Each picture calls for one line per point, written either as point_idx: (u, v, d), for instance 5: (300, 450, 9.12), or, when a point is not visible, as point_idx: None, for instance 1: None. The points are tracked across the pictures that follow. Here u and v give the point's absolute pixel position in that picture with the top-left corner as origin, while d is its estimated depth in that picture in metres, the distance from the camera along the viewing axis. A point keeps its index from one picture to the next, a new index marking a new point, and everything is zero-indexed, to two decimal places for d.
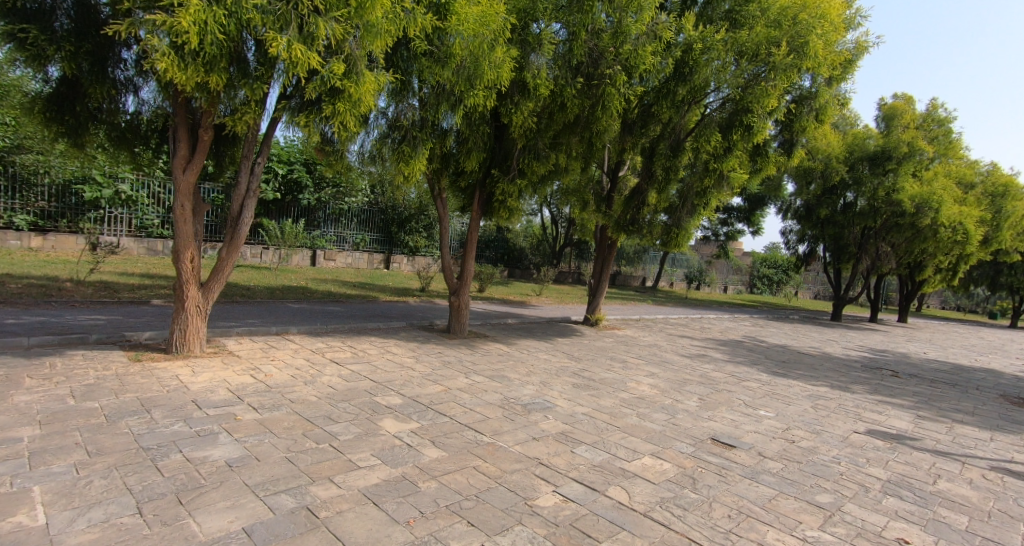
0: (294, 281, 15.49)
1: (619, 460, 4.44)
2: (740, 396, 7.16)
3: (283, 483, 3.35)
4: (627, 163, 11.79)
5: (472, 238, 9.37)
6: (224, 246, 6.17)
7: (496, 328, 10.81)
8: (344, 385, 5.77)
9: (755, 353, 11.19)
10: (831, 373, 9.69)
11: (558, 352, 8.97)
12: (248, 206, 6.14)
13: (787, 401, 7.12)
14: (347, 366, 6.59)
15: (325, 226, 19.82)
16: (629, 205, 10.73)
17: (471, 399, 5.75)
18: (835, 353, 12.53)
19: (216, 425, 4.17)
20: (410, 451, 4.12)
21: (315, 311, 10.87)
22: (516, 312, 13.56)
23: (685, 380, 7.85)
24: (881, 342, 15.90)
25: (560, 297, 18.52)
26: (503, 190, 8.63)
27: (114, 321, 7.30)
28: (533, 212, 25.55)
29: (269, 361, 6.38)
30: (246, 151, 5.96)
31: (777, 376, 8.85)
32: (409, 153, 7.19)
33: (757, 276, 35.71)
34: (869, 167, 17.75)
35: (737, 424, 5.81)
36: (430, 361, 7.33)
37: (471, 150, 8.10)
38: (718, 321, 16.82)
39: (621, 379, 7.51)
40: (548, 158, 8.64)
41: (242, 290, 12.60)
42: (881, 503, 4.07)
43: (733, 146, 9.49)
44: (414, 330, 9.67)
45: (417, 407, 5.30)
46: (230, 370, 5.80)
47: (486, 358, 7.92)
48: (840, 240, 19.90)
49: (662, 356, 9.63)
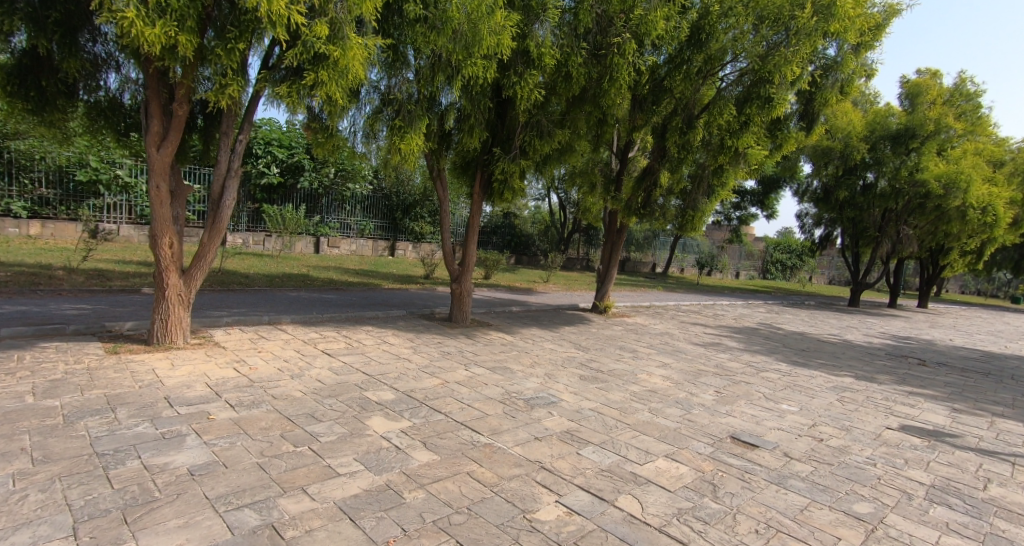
0: (296, 269, 15.16)
1: (630, 463, 4.01)
2: (759, 389, 6.69)
3: (249, 495, 2.95)
4: (638, 143, 11.26)
5: (474, 224, 8.91)
6: (207, 231, 5.78)
7: (500, 317, 10.41)
8: (334, 379, 5.37)
9: (773, 341, 10.68)
10: (854, 362, 9.18)
11: (565, 342, 8.53)
12: (230, 187, 5.74)
13: (810, 393, 6.66)
14: (339, 358, 6.20)
15: (328, 212, 19.46)
16: (640, 187, 10.24)
17: (470, 394, 5.33)
18: (856, 341, 11.98)
19: (185, 424, 3.78)
20: (397, 455, 3.72)
21: (312, 299, 10.51)
22: (522, 300, 13.12)
23: (699, 371, 7.40)
24: (903, 329, 15.31)
25: (568, 283, 18.07)
26: (503, 169, 8.11)
27: (98, 310, 6.97)
28: (540, 196, 25.04)
29: (257, 353, 6.01)
30: (225, 128, 5.51)
31: (797, 366, 8.37)
32: (405, 128, 6.73)
33: (769, 261, 35.05)
34: (891, 146, 17.07)
35: (758, 420, 5.36)
36: (428, 352, 6.92)
37: (473, 127, 7.61)
38: (731, 308, 16.30)
39: (631, 370, 7.06)
40: (553, 135, 8.13)
41: (240, 278, 12.27)
42: (928, 515, 3.62)
43: (749, 120, 8.89)
44: (414, 319, 9.28)
45: (410, 403, 4.89)
46: (213, 362, 5.43)
47: (489, 348, 7.51)
48: (859, 223, 19.23)
49: (675, 345, 9.17)
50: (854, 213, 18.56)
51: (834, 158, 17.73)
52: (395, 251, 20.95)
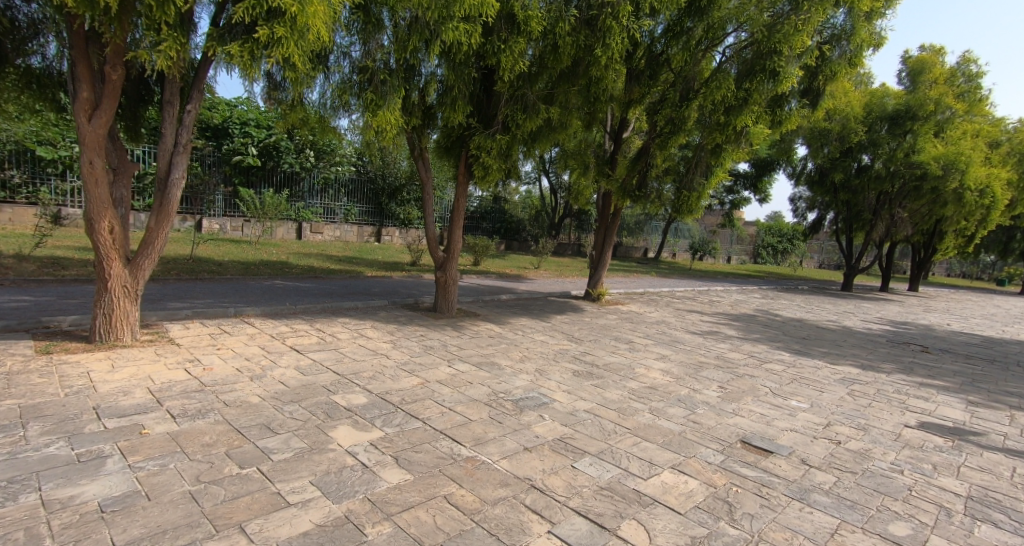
0: (274, 255, 14.48)
1: (633, 478, 3.49)
2: (765, 383, 6.21)
3: (170, 539, 2.40)
4: (633, 123, 10.76)
5: (459, 207, 8.28)
6: (153, 215, 5.16)
7: (488, 306, 9.88)
8: (299, 380, 4.80)
9: (772, 329, 10.24)
10: (858, 350, 8.74)
11: (556, 333, 8.00)
12: (178, 164, 5.13)
13: (819, 387, 6.20)
14: (309, 355, 5.62)
15: (311, 196, 18.72)
16: (634, 169, 9.76)
17: (452, 396, 4.79)
18: (855, 327, 11.58)
19: (109, 442, 3.20)
20: (363, 476, 3.17)
21: (288, 288, 9.89)
22: (512, 287, 12.58)
23: (700, 363, 6.92)
24: (900, 314, 14.98)
25: (558, 269, 17.55)
26: (481, 145, 7.52)
27: (40, 303, 6.33)
28: (531, 180, 24.49)
29: (215, 350, 5.42)
30: (167, 96, 4.92)
31: (801, 355, 7.91)
32: (377, 101, 6.13)
33: (760, 245, 34.85)
34: (887, 128, 16.75)
35: (768, 420, 4.87)
36: (409, 347, 6.36)
37: (457, 100, 6.98)
38: (726, 294, 15.89)
39: (628, 364, 6.55)
40: (539, 111, 7.54)
41: (213, 266, 11.59)
42: (975, 534, 3.15)
43: (750, 96, 8.30)
44: (396, 309, 8.71)
45: (384, 408, 4.34)
46: (161, 362, 4.83)
47: (475, 342, 6.97)
48: (853, 206, 18.95)
49: (672, 335, 8.68)
50: (849, 196, 18.21)
51: (831, 140, 17.14)
52: (381, 237, 20.30)
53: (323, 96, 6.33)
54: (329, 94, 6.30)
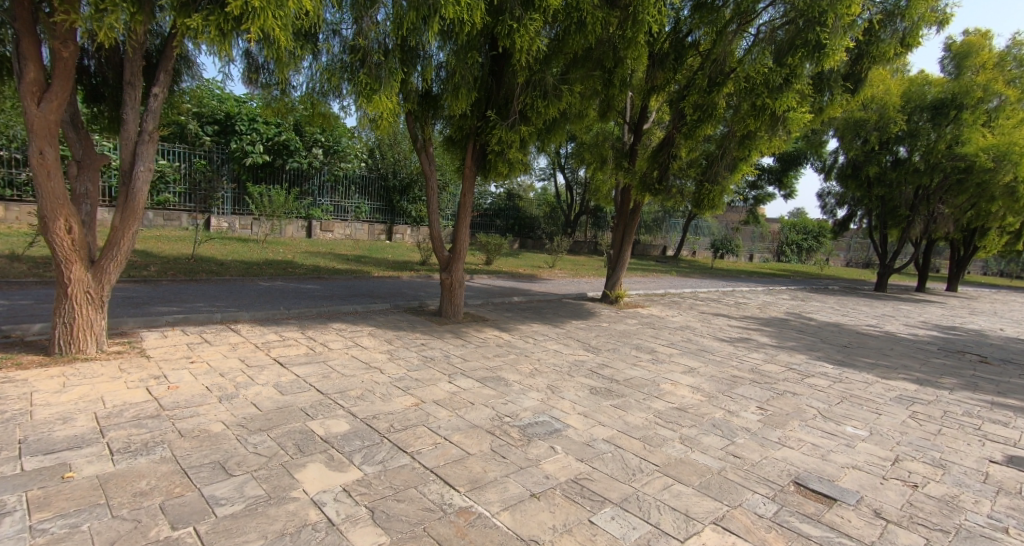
0: (281, 254, 13.98)
1: (667, 541, 2.80)
2: (810, 403, 5.45)
3: None
4: (654, 113, 10.07)
5: (466, 203, 7.62)
6: (118, 212, 4.57)
7: (498, 309, 9.23)
8: (276, 401, 4.18)
9: (807, 335, 9.39)
10: (908, 362, 7.86)
11: (571, 341, 7.31)
12: (144, 154, 4.53)
13: (873, 408, 5.42)
14: (293, 369, 5.02)
15: (321, 194, 18.27)
16: (656, 160, 9.08)
17: (449, 422, 4.15)
18: (898, 333, 10.66)
19: (16, 493, 2.62)
20: (326, 540, 2.53)
21: (288, 290, 9.35)
22: (525, 288, 11.90)
23: (733, 377, 6.18)
24: (943, 317, 13.97)
25: (575, 268, 16.85)
26: (501, 138, 6.89)
27: (12, 309, 5.84)
28: (546, 175, 23.88)
29: (188, 363, 4.81)
30: (128, 75, 4.35)
31: (844, 367, 7.10)
32: (373, 84, 5.50)
33: (784, 243, 33.72)
34: (929, 118, 15.78)
35: (823, 453, 4.14)
36: (407, 359, 5.73)
37: (460, 88, 6.39)
38: (753, 296, 15.03)
39: (651, 379, 5.85)
40: (560, 96, 6.89)
41: (213, 266, 11.11)
42: None
43: (793, 75, 7.53)
44: (399, 313, 8.11)
45: (368, 438, 3.71)
46: (120, 379, 4.21)
47: (481, 352, 6.31)
48: (888, 202, 18.04)
49: (698, 343, 7.93)
50: (885, 191, 17.32)
51: (868, 131, 16.16)
52: (392, 235, 19.82)
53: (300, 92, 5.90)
54: (305, 94, 5.88)
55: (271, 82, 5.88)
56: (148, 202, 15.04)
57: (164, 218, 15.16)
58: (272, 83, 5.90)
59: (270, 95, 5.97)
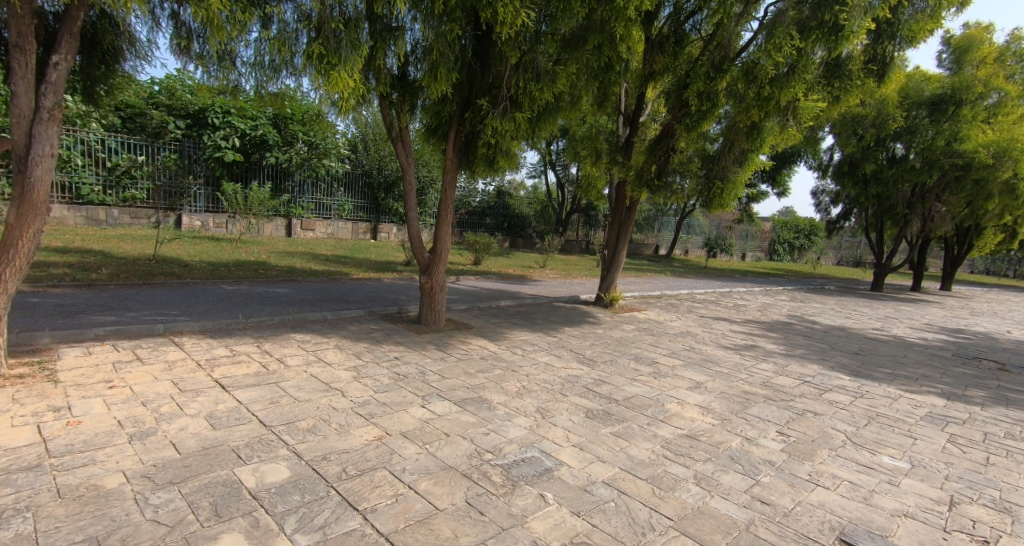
0: (254, 254, 13.14)
1: None
2: (837, 425, 4.76)
3: None
4: (651, 104, 9.41)
5: (448, 199, 6.85)
6: (12, 206, 3.79)
7: (484, 315, 8.50)
8: (204, 438, 3.42)
9: (816, 341, 8.74)
10: (929, 370, 7.22)
11: (563, 352, 6.57)
12: (46, 134, 3.79)
13: (908, 429, 4.73)
14: (235, 393, 4.24)
15: (301, 192, 17.40)
16: (654, 154, 8.38)
17: (417, 462, 3.40)
18: (908, 337, 10.05)
19: None
20: None
21: (254, 295, 8.54)
22: (514, 291, 11.14)
23: (746, 394, 5.48)
24: (947, 318, 13.46)
25: (566, 269, 16.12)
26: (494, 129, 6.15)
27: None
28: (536, 173, 23.26)
29: (105, 389, 4.02)
30: (14, 36, 3.62)
31: (863, 378, 6.41)
32: (331, 57, 4.81)
33: (776, 242, 33.33)
34: (928, 114, 15.19)
35: (865, 495, 3.46)
36: (375, 377, 4.97)
37: (439, 66, 5.67)
38: (751, 297, 14.41)
39: (654, 398, 5.12)
40: (554, 80, 6.17)
41: (177, 268, 10.26)
42: None
43: (806, 60, 6.83)
44: (375, 321, 7.34)
45: (310, 490, 2.96)
46: (6, 414, 3.43)
47: (462, 367, 5.56)
48: (886, 200, 17.57)
49: (702, 352, 7.24)
50: (881, 189, 16.75)
51: (865, 128, 15.65)
52: (377, 234, 19.05)
53: (247, 64, 5.39)
54: (252, 69, 5.40)
55: (205, 53, 5.20)
56: (113, 199, 14.13)
57: (130, 215, 14.26)
58: (208, 54, 5.22)
59: (205, 67, 5.30)
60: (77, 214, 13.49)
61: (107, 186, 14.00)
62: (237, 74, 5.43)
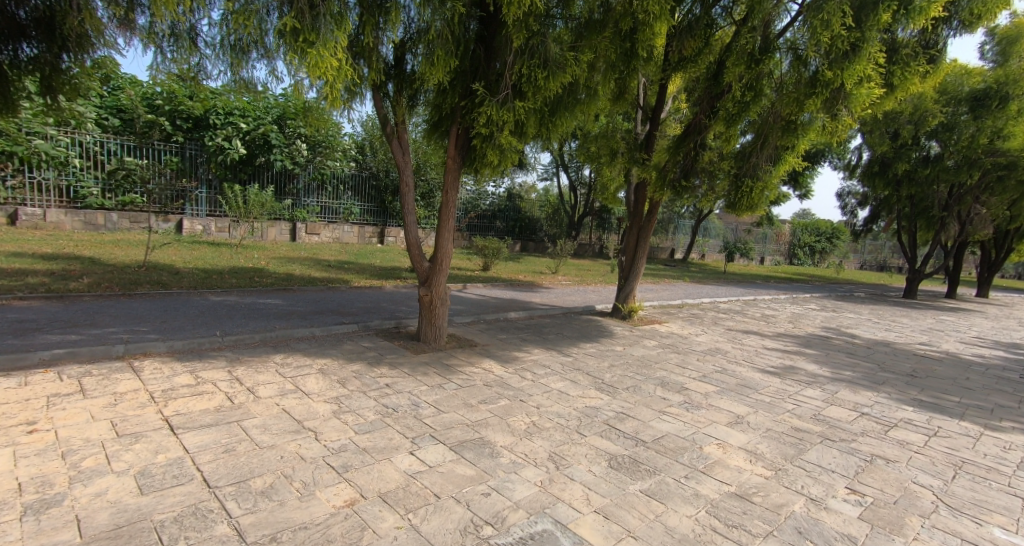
0: (253, 260, 12.47)
1: None
2: (918, 476, 3.90)
3: None
4: (670, 100, 8.67)
5: (449, 202, 6.05)
6: None
7: (491, 329, 7.70)
8: (119, 512, 2.65)
9: (862, 360, 7.83)
10: (1000, 397, 6.29)
11: (580, 376, 5.75)
12: None
13: (1005, 484, 3.86)
14: (182, 438, 3.48)
15: (306, 194, 16.78)
16: (679, 150, 7.52)
17: None
18: (961, 353, 9.07)
19: None
20: None
21: (243, 306, 7.84)
22: (525, 300, 10.31)
23: (798, 433, 4.62)
24: (996, 330, 12.39)
25: (580, 275, 15.25)
26: (489, 118, 5.30)
27: None
28: (549, 175, 22.51)
29: (22, 435, 3.30)
30: None
31: (929, 410, 5.50)
32: (307, 35, 4.09)
33: (796, 246, 32.22)
34: (969, 110, 14.09)
35: None
36: (358, 413, 4.20)
37: (435, 50, 4.92)
38: (780, 306, 13.46)
39: (690, 439, 4.29)
40: (567, 67, 5.36)
41: (166, 276, 9.58)
42: None
43: (866, 39, 5.90)
44: (369, 338, 6.58)
45: None
46: None
47: (462, 398, 4.76)
48: (920, 201, 16.58)
49: (737, 374, 6.38)
50: (915, 191, 15.75)
51: (901, 124, 14.74)
52: (385, 238, 18.36)
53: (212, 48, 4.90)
54: (218, 51, 4.86)
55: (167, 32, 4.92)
56: (112, 203, 13.54)
57: (129, 219, 13.54)
58: (164, 32, 4.90)
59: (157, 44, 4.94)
60: (74, 219, 12.81)
61: (107, 189, 13.45)
62: (200, 55, 5.04)
